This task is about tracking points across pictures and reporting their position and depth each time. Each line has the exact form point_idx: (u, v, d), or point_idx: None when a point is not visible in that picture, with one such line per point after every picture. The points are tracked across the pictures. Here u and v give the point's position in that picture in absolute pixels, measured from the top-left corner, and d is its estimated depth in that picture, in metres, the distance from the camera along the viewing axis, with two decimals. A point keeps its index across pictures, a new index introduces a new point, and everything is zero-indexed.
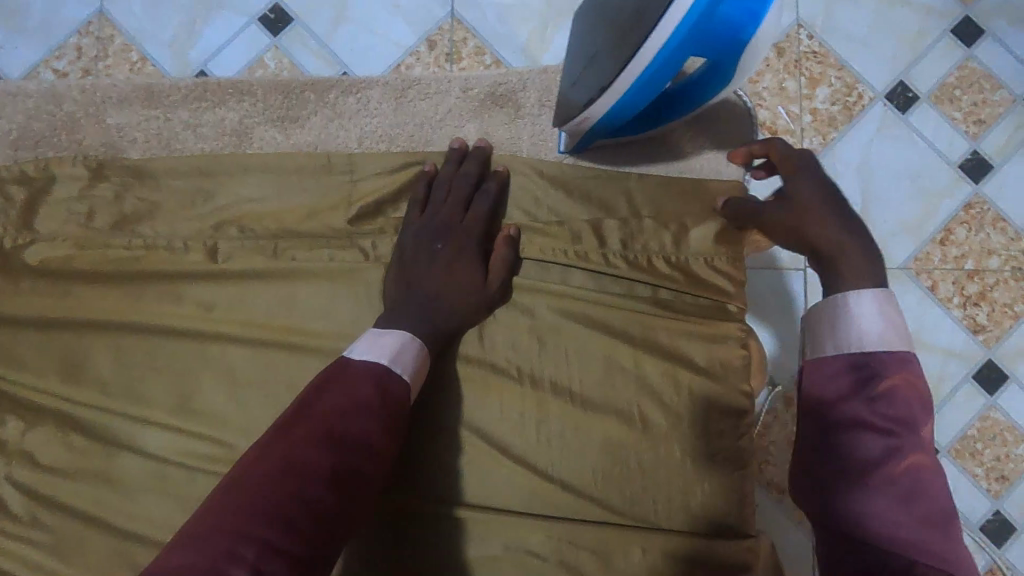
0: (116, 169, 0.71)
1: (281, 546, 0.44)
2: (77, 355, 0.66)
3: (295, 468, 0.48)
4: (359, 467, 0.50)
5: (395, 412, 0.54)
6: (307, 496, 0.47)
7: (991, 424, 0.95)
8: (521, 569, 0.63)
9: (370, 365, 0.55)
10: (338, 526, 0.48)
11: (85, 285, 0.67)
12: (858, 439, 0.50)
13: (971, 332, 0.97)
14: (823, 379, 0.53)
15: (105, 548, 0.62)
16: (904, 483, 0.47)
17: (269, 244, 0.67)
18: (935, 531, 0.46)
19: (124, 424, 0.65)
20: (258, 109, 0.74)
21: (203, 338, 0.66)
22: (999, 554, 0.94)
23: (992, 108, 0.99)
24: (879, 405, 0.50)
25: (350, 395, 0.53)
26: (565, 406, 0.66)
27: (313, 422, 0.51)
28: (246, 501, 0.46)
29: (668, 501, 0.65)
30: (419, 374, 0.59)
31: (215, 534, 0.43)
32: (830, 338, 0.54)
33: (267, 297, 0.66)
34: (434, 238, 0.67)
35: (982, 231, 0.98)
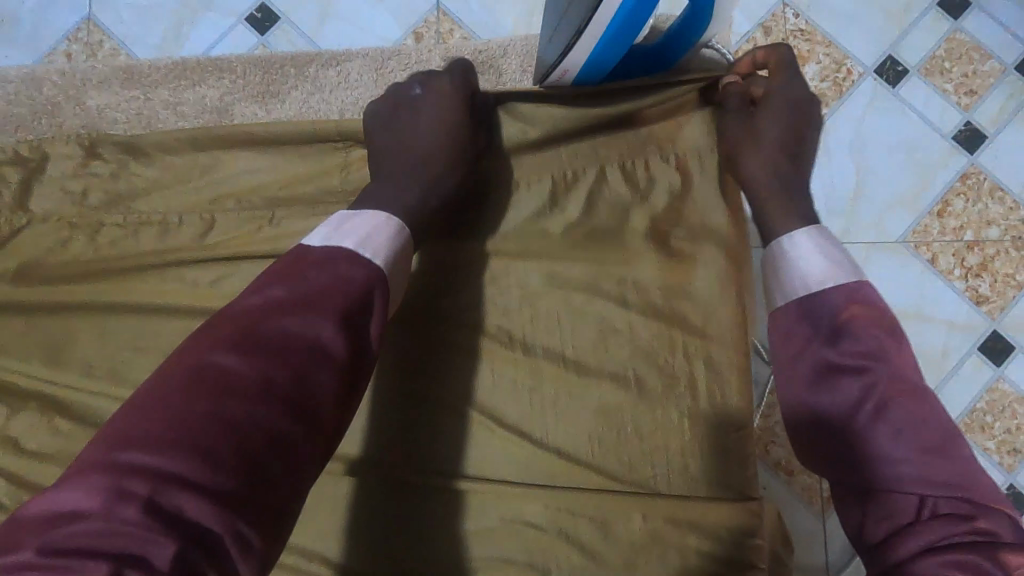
0: (109, 147, 0.68)
1: (185, 475, 0.40)
2: (64, 337, 0.65)
3: (207, 381, 0.43)
4: (300, 378, 0.45)
5: (353, 311, 0.49)
6: (219, 412, 0.42)
7: (999, 396, 0.93)
8: (517, 539, 0.61)
9: (328, 251, 0.52)
10: (275, 445, 0.43)
11: (70, 267, 0.66)
12: (835, 385, 0.50)
13: (974, 303, 0.95)
14: (785, 332, 0.54)
15: None
16: (893, 418, 0.47)
17: (253, 219, 0.67)
18: (935, 457, 0.45)
19: (108, 404, 0.63)
20: (239, 85, 0.72)
21: (185, 315, 0.64)
22: None
23: (982, 79, 0.99)
24: (840, 343, 0.51)
25: (295, 296, 0.48)
26: (559, 372, 0.65)
27: (236, 328, 0.46)
28: (152, 426, 0.42)
29: (668, 466, 0.63)
30: (397, 255, 0.56)
31: (107, 466, 0.40)
32: (779, 292, 0.56)
33: (250, 271, 0.64)
34: (416, 90, 0.67)
35: (979, 202, 0.97)
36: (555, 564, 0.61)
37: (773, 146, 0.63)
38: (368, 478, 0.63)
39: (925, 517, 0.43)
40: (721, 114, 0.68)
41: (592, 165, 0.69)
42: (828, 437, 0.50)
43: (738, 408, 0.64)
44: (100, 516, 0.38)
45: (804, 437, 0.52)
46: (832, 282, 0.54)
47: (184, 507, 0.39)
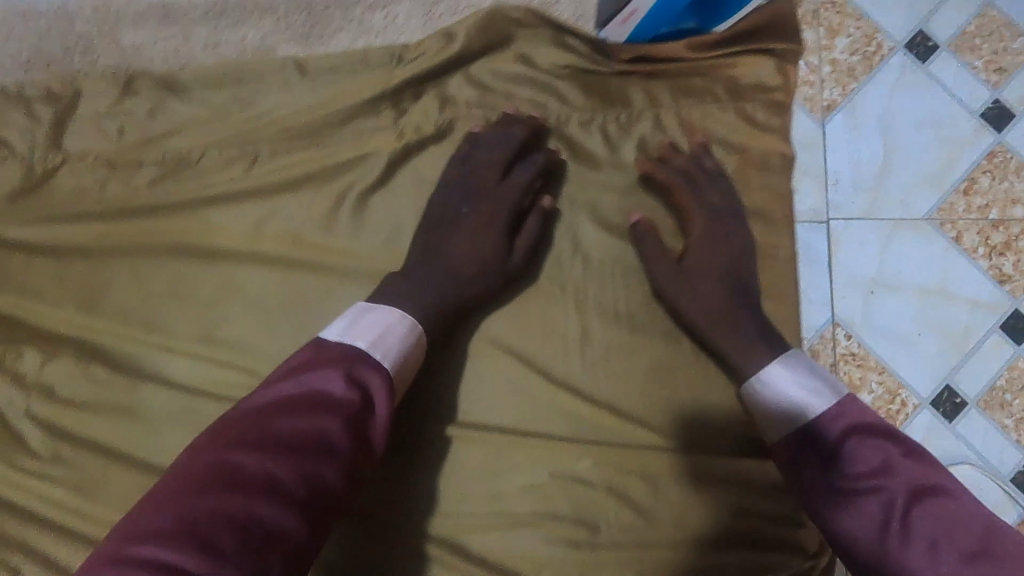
0: (148, 85, 0.65)
1: (190, 568, 0.40)
2: (100, 284, 0.63)
3: (218, 474, 0.44)
4: (305, 475, 0.46)
5: (362, 409, 0.50)
6: (225, 507, 0.43)
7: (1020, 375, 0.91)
8: (567, 494, 0.62)
9: (340, 348, 0.52)
10: (280, 544, 0.44)
11: (101, 213, 0.63)
12: (852, 509, 0.49)
13: (997, 282, 0.93)
14: (790, 462, 0.54)
15: (132, 485, 0.61)
16: (921, 531, 0.46)
17: (294, 166, 0.64)
18: (981, 563, 0.43)
19: (148, 352, 0.62)
20: (282, 26, 0.67)
21: (229, 264, 0.64)
22: None
23: (1013, 56, 0.97)
24: (842, 466, 0.51)
25: (309, 391, 0.49)
26: (608, 327, 0.64)
27: (250, 421, 0.48)
28: (165, 519, 0.42)
29: (718, 422, 0.63)
30: (409, 361, 0.55)
31: (117, 561, 0.40)
32: (777, 421, 0.55)
33: (299, 221, 0.64)
34: (463, 201, 0.63)
35: (1005, 179, 0.95)
36: (605, 520, 0.61)
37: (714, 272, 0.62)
38: (416, 432, 0.63)
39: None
40: (764, 75, 0.66)
41: (648, 115, 0.65)
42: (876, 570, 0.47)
43: None
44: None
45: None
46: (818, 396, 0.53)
47: None
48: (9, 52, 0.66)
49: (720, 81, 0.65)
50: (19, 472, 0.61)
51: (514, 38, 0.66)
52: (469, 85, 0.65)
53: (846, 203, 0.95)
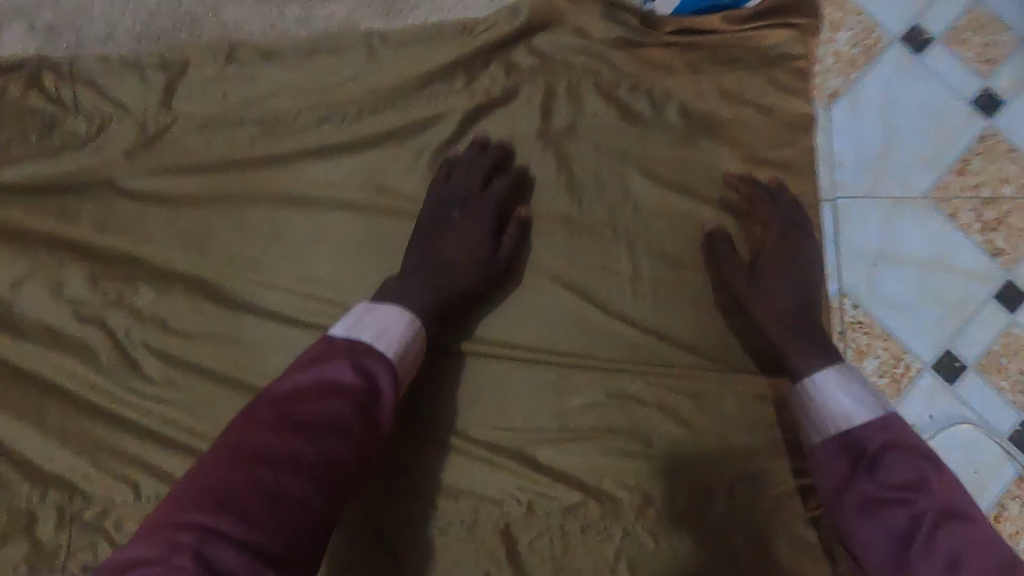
0: (247, 53, 0.73)
1: (227, 531, 0.46)
2: (206, 228, 0.71)
3: (247, 453, 0.50)
4: (322, 453, 0.50)
5: (368, 394, 0.55)
6: (255, 479, 0.48)
7: (1013, 340, 1.00)
8: (622, 410, 0.70)
9: (350, 342, 0.57)
10: (303, 514, 0.49)
11: (208, 165, 0.72)
12: (881, 518, 0.54)
13: (990, 255, 1.02)
14: (824, 467, 0.60)
15: (234, 404, 0.69)
16: (943, 549, 0.50)
17: (376, 125, 0.72)
18: None
19: (250, 288, 0.70)
20: (364, 4, 0.76)
21: (319, 210, 0.72)
22: None
23: (1000, 48, 1.07)
24: (877, 475, 0.56)
25: (320, 380, 0.54)
26: (656, 266, 0.72)
27: (273, 405, 0.53)
28: (203, 491, 0.48)
29: (753, 346, 0.72)
30: (409, 349, 0.61)
31: (163, 526, 0.46)
32: (816, 429, 0.62)
33: (384, 174, 0.73)
34: (450, 206, 0.71)
35: (997, 160, 1.04)
36: (658, 434, 0.70)
37: (779, 281, 0.70)
38: (487, 361, 0.71)
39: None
40: (789, 48, 0.75)
41: (688, 81, 0.75)
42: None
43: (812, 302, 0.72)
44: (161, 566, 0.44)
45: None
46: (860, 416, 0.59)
47: (226, 560, 0.45)
48: (124, 27, 0.75)
49: (750, 51, 0.75)
50: (134, 394, 0.68)
51: (570, 14, 0.75)
52: (531, 54, 0.74)
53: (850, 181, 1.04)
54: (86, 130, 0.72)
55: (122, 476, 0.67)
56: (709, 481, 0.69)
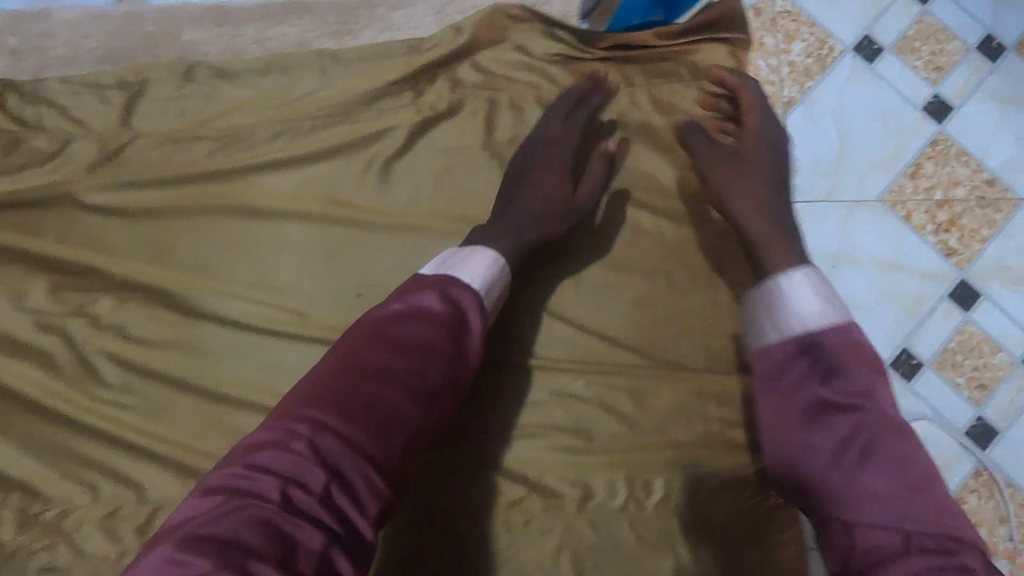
0: (205, 73, 0.77)
1: (335, 426, 0.54)
2: (166, 239, 0.74)
3: (353, 365, 0.58)
4: (414, 370, 0.58)
5: (457, 325, 0.62)
6: (358, 386, 0.57)
7: (968, 337, 1.04)
8: (565, 408, 0.73)
9: (440, 276, 0.64)
10: (397, 423, 0.56)
11: (170, 179, 0.75)
12: (828, 419, 0.58)
13: (944, 255, 1.06)
14: (776, 364, 0.62)
15: (193, 408, 0.72)
16: (877, 452, 0.55)
17: (330, 140, 0.76)
18: (917, 495, 0.52)
19: (208, 297, 0.73)
20: (317, 24, 0.79)
21: (274, 220, 0.75)
22: (983, 455, 1.02)
23: (948, 56, 1.12)
24: (833, 380, 0.59)
25: (417, 310, 0.62)
26: (598, 270, 0.76)
27: (371, 329, 0.61)
28: (316, 391, 0.57)
29: (692, 346, 0.75)
30: (495, 286, 0.66)
31: (284, 415, 0.56)
32: (773, 328, 0.64)
33: (335, 185, 0.76)
34: (541, 147, 0.75)
35: (947, 164, 1.09)
36: (598, 431, 0.73)
37: (753, 167, 0.73)
38: None
39: (909, 553, 0.50)
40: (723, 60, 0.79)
41: (627, 95, 0.79)
42: (806, 464, 0.58)
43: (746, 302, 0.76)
44: (279, 448, 0.53)
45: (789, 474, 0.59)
46: (829, 321, 0.61)
47: (332, 450, 0.53)
48: (87, 49, 0.78)
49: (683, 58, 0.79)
50: (94, 400, 0.71)
51: (513, 32, 0.78)
52: (475, 70, 0.78)
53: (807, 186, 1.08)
54: (50, 147, 0.75)
55: (81, 479, 0.69)
56: (648, 474, 0.72)
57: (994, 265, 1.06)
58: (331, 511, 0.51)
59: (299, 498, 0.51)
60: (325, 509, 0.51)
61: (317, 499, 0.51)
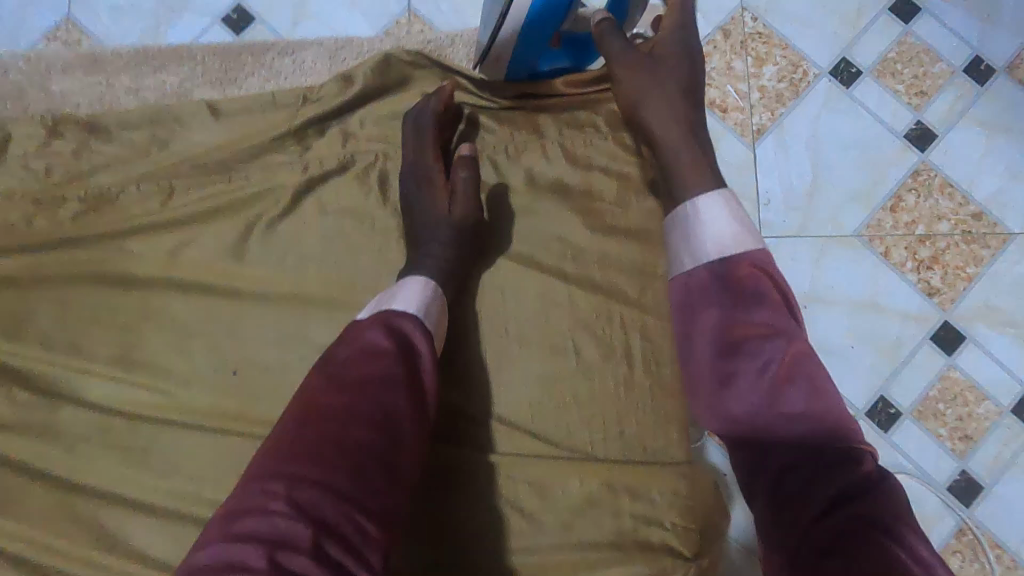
0: (72, 126, 0.71)
1: (309, 477, 0.48)
2: (23, 309, 0.68)
3: (314, 411, 0.52)
4: (380, 403, 0.53)
5: (407, 354, 0.56)
6: (324, 429, 0.51)
7: (951, 384, 0.93)
8: (462, 498, 0.65)
9: (376, 313, 0.59)
10: (375, 457, 0.51)
11: (27, 243, 0.68)
12: (746, 348, 0.55)
13: (926, 295, 0.95)
14: (692, 291, 0.59)
15: (41, 500, 0.64)
16: (795, 376, 0.53)
17: (204, 197, 0.69)
18: (830, 412, 0.52)
19: (67, 375, 0.66)
20: (200, 73, 0.75)
21: (143, 287, 0.68)
22: (969, 513, 0.91)
23: (932, 80, 1.00)
24: (748, 307, 0.56)
25: (363, 345, 0.56)
26: (500, 342, 0.68)
27: (322, 373, 0.55)
28: (278, 448, 0.50)
29: (603, 431, 0.67)
30: (439, 310, 0.62)
31: (249, 483, 0.49)
32: (687, 252, 0.61)
33: (210, 247, 0.69)
34: (418, 172, 0.69)
35: (930, 197, 0.97)
36: (496, 525, 0.65)
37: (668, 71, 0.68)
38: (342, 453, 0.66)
39: (821, 470, 0.50)
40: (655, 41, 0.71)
41: (535, 147, 0.73)
42: (728, 394, 0.55)
43: (666, 376, 0.68)
44: (257, 513, 0.46)
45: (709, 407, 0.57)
46: (742, 243, 0.59)
47: (314, 502, 0.47)
48: None
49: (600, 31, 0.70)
50: None
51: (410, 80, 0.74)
52: (370, 126, 0.73)
53: (779, 221, 0.97)
54: None
55: None
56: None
57: (980, 305, 0.95)
58: (327, 567, 0.45)
59: (291, 562, 0.44)
60: (321, 564, 0.45)
61: (310, 557, 0.45)
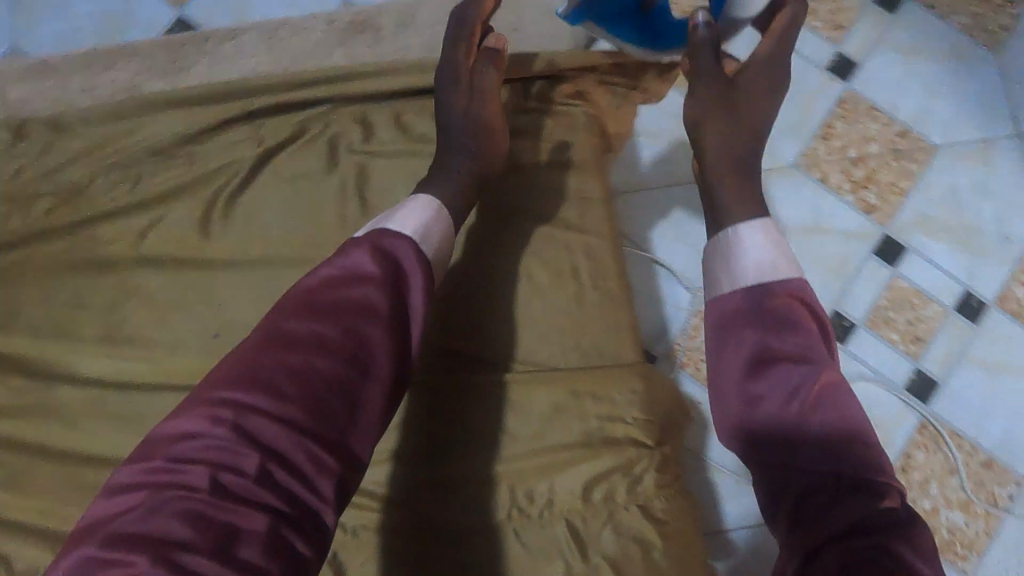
0: (35, 127, 0.76)
1: (262, 407, 0.48)
2: (9, 301, 0.72)
3: (279, 336, 0.51)
4: (350, 330, 0.52)
5: (387, 281, 0.56)
6: (286, 360, 0.50)
7: (898, 291, 1.01)
8: (446, 420, 0.72)
9: (369, 234, 0.59)
10: (338, 390, 0.50)
11: (5, 239, 0.72)
12: (774, 368, 0.53)
13: (864, 213, 1.03)
14: (725, 313, 0.59)
15: (47, 473, 0.68)
16: (822, 403, 0.51)
17: (170, 179, 0.75)
18: (856, 439, 0.49)
19: (59, 356, 0.71)
20: (148, 66, 0.80)
21: (122, 269, 0.73)
22: (928, 409, 0.98)
23: (846, 14, 1.08)
24: (782, 331, 0.55)
25: (347, 268, 0.56)
26: (460, 278, 0.76)
27: (296, 298, 0.54)
28: (235, 372, 0.50)
29: (564, 347, 0.74)
30: (431, 231, 0.63)
31: (196, 404, 0.48)
32: (727, 275, 0.61)
33: (181, 225, 0.74)
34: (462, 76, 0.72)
35: (857, 121, 1.05)
36: (475, 440, 0.71)
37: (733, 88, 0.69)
38: None
39: (842, 496, 0.47)
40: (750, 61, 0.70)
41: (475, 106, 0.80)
42: (751, 409, 0.53)
43: (614, 290, 0.75)
44: (201, 438, 0.46)
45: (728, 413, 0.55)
46: (781, 270, 0.59)
47: (265, 432, 0.47)
48: None
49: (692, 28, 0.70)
50: None
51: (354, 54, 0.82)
52: (317, 100, 0.78)
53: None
54: None
55: None
56: (528, 481, 0.70)
57: (916, 217, 1.03)
58: (275, 491, 0.46)
59: (232, 486, 0.45)
60: (267, 491, 0.46)
61: (254, 483, 0.46)
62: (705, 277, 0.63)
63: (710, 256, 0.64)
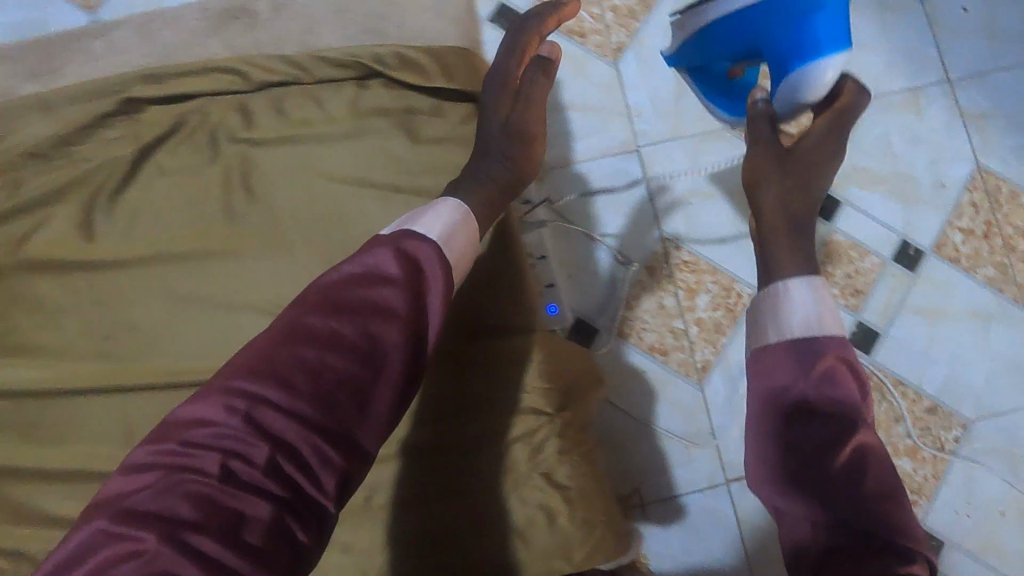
0: None
1: (274, 399, 0.46)
2: None
3: (295, 328, 0.49)
4: (367, 331, 0.49)
5: (413, 281, 0.52)
6: (300, 354, 0.48)
7: (836, 246, 0.98)
8: None
9: (396, 230, 0.55)
10: (351, 392, 0.48)
11: None
12: (811, 424, 0.51)
13: None
14: (767, 366, 0.54)
15: None
16: (854, 465, 0.49)
17: (46, 183, 0.73)
18: (885, 504, 0.49)
19: None
20: (20, 68, 0.79)
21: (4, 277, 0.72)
22: (870, 360, 0.96)
23: None
24: (824, 388, 0.51)
25: (369, 266, 0.52)
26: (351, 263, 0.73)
27: (316, 290, 0.51)
28: (251, 362, 0.48)
29: (458, 318, 0.75)
30: (457, 236, 0.58)
31: (213, 389, 0.47)
32: (774, 328, 0.55)
33: (59, 228, 0.72)
34: (510, 88, 0.70)
35: None
36: None
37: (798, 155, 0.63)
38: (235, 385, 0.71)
39: (869, 558, 0.46)
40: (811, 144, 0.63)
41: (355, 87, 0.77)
42: (783, 461, 0.52)
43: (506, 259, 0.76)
44: (209, 424, 0.45)
45: (767, 457, 0.53)
46: (830, 330, 0.54)
47: (274, 424, 0.46)
48: None
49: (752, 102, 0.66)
50: None
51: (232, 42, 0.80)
52: (188, 88, 0.75)
53: (651, 128, 0.98)
54: None
55: None
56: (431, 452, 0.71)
57: (851, 167, 0.99)
58: (279, 483, 0.45)
59: (240, 471, 0.44)
60: (271, 480, 0.45)
61: (260, 472, 0.45)
62: (748, 326, 0.58)
63: (757, 309, 0.58)
